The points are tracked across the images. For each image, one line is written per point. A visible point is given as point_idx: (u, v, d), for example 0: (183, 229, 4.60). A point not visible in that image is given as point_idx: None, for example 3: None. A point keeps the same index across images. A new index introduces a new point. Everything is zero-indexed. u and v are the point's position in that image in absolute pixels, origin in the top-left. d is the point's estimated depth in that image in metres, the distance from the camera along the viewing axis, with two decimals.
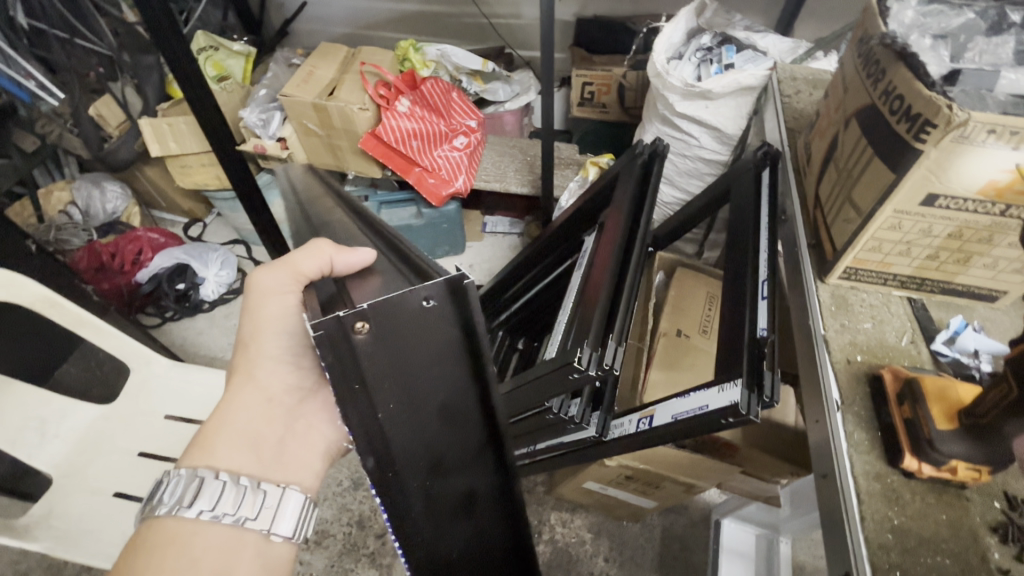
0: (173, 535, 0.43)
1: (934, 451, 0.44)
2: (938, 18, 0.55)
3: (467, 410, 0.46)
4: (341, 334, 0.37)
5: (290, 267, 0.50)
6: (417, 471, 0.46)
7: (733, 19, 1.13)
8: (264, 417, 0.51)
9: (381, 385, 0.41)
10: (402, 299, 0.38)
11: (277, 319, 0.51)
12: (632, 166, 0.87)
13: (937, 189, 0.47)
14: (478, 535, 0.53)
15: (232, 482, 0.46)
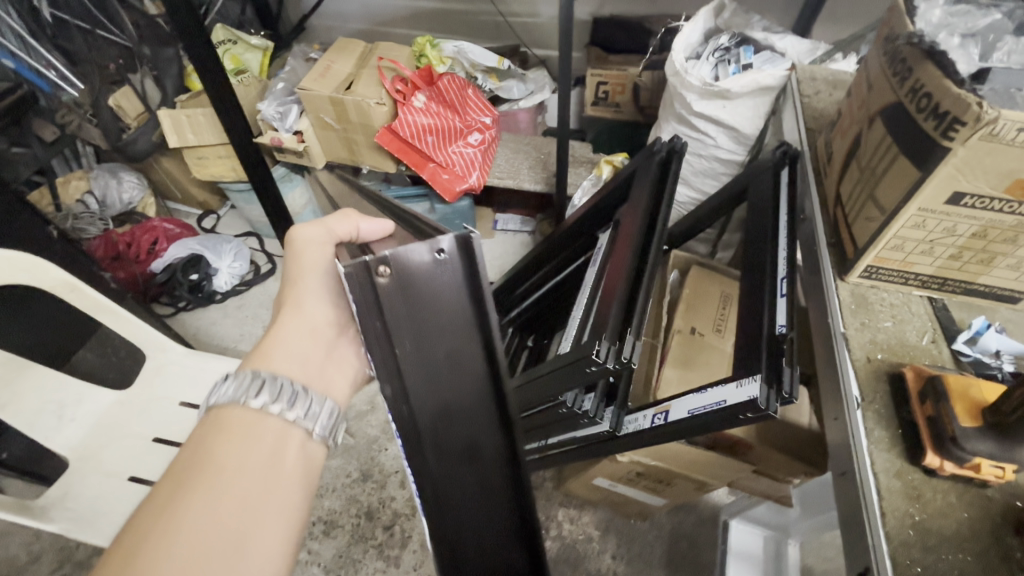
0: (234, 424, 0.44)
1: (957, 448, 0.44)
2: (965, 18, 0.55)
3: (477, 368, 0.47)
4: (365, 277, 0.41)
5: (325, 225, 0.53)
6: (430, 426, 0.47)
7: (752, 19, 1.12)
8: (308, 343, 0.51)
9: (399, 328, 0.43)
10: (419, 248, 0.42)
11: (318, 266, 0.51)
12: (648, 164, 0.86)
13: (964, 187, 0.47)
14: (492, 515, 0.50)
15: (287, 386, 0.46)
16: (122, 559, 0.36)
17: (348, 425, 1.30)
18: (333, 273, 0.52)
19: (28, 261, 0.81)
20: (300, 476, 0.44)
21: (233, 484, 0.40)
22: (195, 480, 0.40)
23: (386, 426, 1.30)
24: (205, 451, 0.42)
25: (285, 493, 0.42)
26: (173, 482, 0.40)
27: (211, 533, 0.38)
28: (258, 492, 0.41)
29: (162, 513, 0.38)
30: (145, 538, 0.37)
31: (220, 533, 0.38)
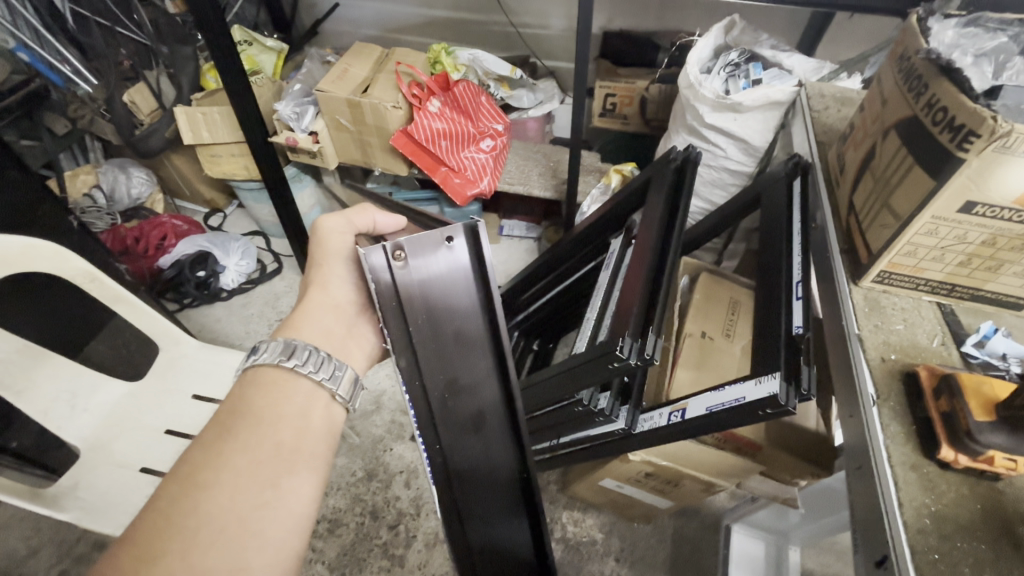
0: (270, 381, 0.50)
1: (971, 441, 0.46)
2: (974, 40, 0.59)
3: (479, 337, 0.56)
4: (385, 259, 0.50)
5: (346, 216, 0.59)
6: (437, 388, 0.55)
7: (760, 38, 1.14)
8: (332, 319, 0.57)
9: (413, 305, 0.52)
10: (430, 237, 0.52)
11: (340, 252, 0.58)
12: (665, 170, 0.89)
13: (976, 196, 0.50)
14: (491, 460, 0.60)
15: (316, 352, 0.52)
16: (176, 490, 0.42)
17: (354, 424, 1.30)
18: (354, 258, 0.59)
19: (51, 249, 0.81)
20: (325, 432, 0.50)
21: (270, 433, 0.46)
22: (239, 427, 0.46)
23: (392, 427, 1.30)
24: (248, 402, 0.48)
25: (314, 446, 0.48)
26: (220, 428, 0.46)
27: (252, 472, 0.44)
28: (291, 441, 0.47)
29: (210, 453, 0.44)
30: (198, 472, 0.43)
31: (260, 473, 0.44)
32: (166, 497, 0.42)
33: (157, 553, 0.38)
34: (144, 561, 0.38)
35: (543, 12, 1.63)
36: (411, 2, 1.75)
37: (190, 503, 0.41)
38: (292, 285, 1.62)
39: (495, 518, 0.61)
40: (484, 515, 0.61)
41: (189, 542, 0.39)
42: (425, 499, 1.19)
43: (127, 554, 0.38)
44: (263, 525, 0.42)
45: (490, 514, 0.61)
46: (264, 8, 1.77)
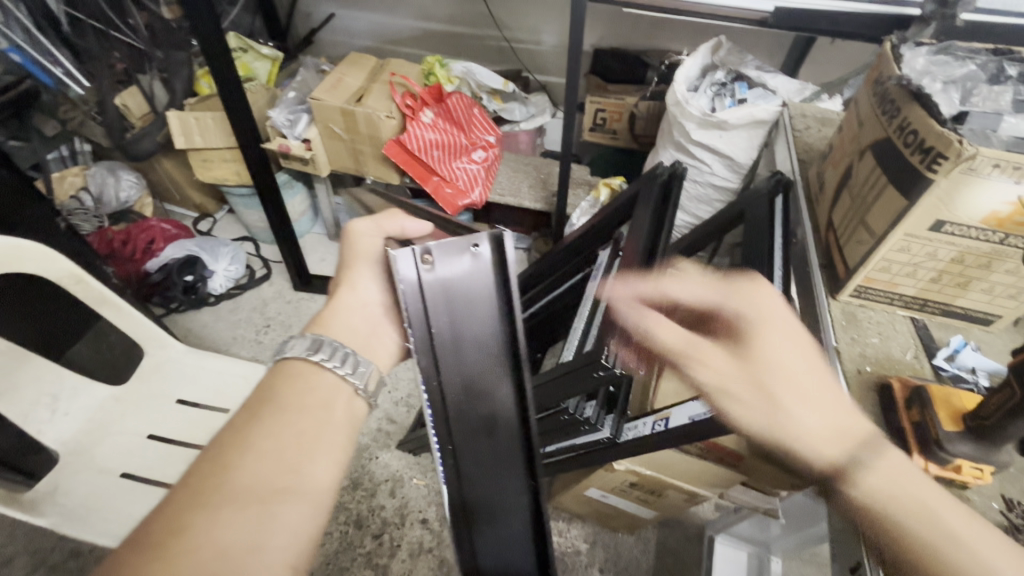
0: (296, 372, 0.50)
1: (940, 450, 0.48)
2: (944, 67, 0.62)
3: (498, 342, 0.56)
4: (413, 263, 0.54)
5: (376, 221, 0.60)
6: (454, 389, 0.56)
7: (746, 59, 1.17)
8: (358, 320, 0.57)
9: (435, 306, 0.54)
10: (457, 242, 0.54)
11: (369, 254, 0.59)
12: (653, 184, 0.91)
13: (945, 216, 0.52)
14: (502, 471, 0.58)
15: (339, 347, 0.51)
16: (202, 469, 0.41)
17: None
18: (383, 262, 0.59)
19: (38, 250, 0.80)
20: (346, 425, 0.48)
21: (294, 419, 0.45)
22: (266, 412, 0.45)
23: (378, 435, 1.30)
24: (273, 392, 0.47)
25: (336, 436, 0.46)
26: (247, 413, 0.45)
27: (275, 454, 0.43)
28: (314, 429, 0.45)
29: (237, 435, 0.43)
30: (225, 452, 0.42)
31: (283, 457, 0.43)
32: (192, 475, 0.41)
33: (181, 528, 0.37)
34: (168, 535, 0.37)
35: (535, 28, 1.67)
36: (406, 14, 1.77)
37: (209, 492, 0.40)
38: (280, 292, 1.62)
39: (503, 533, 0.59)
40: (490, 532, 0.58)
41: (212, 518, 0.38)
42: (409, 508, 1.18)
43: (153, 529, 0.37)
44: (283, 510, 0.40)
45: (498, 531, 0.58)
46: (260, 15, 1.79)
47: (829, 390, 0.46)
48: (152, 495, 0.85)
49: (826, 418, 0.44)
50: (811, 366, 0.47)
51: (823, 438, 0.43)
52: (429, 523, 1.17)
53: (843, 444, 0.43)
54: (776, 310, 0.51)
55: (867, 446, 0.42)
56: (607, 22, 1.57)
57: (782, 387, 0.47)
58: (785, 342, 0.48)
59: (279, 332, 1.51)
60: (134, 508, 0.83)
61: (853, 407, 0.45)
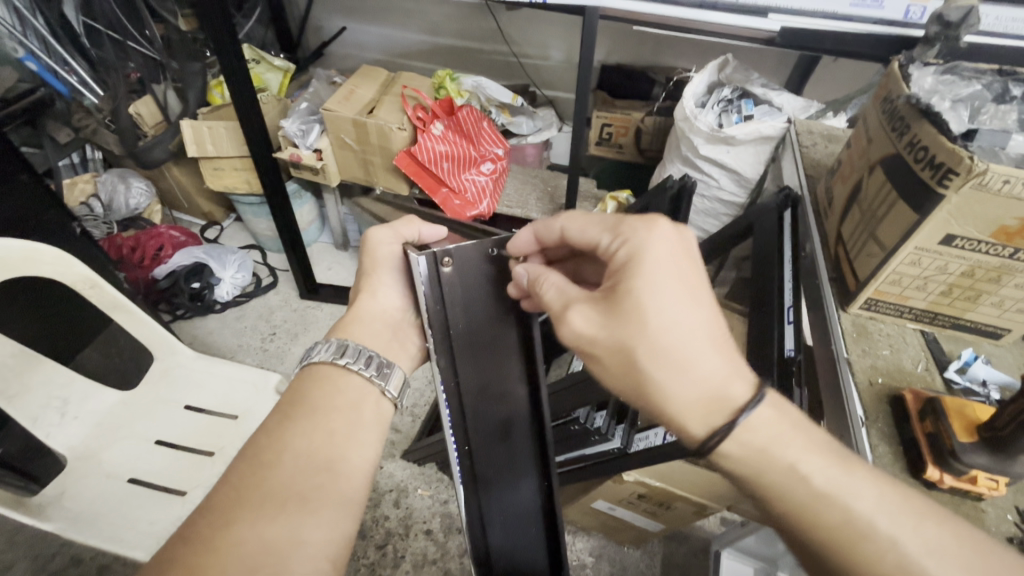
0: (323, 376, 0.52)
1: (956, 461, 0.48)
2: (950, 87, 0.64)
3: (512, 345, 0.58)
4: (432, 264, 0.53)
5: (393, 228, 0.61)
6: (470, 391, 0.56)
7: (752, 76, 1.19)
8: (379, 324, 0.59)
9: (454, 309, 0.55)
10: (476, 246, 0.55)
11: (389, 260, 0.60)
12: (661, 197, 0.95)
13: (955, 230, 0.54)
14: (516, 472, 0.60)
15: (364, 352, 0.54)
16: (243, 467, 0.44)
17: None
18: (402, 267, 0.61)
19: (53, 253, 0.81)
20: (375, 425, 0.51)
21: (325, 422, 0.48)
22: (299, 415, 0.48)
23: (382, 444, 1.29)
24: (305, 394, 0.51)
25: (368, 435, 0.50)
26: (281, 416, 0.48)
27: (310, 453, 0.46)
28: (344, 430, 0.49)
29: (273, 436, 0.46)
30: (267, 449, 0.45)
31: (317, 456, 0.46)
32: (234, 472, 0.44)
33: (228, 521, 0.40)
34: (217, 529, 0.40)
35: (543, 44, 1.70)
36: (416, 29, 1.81)
37: (250, 491, 0.42)
38: (286, 300, 1.62)
39: (516, 530, 0.61)
40: (504, 531, 0.60)
41: (256, 515, 0.41)
42: (413, 519, 1.18)
43: (201, 523, 0.40)
44: (320, 506, 0.43)
45: (512, 529, 0.60)
46: (272, 28, 1.82)
47: (716, 355, 0.43)
48: (159, 501, 0.84)
49: (701, 386, 0.42)
50: (700, 327, 0.43)
51: (690, 404, 0.42)
52: (433, 534, 1.16)
53: (712, 414, 0.42)
54: (665, 263, 0.45)
55: (734, 419, 0.41)
56: (614, 40, 1.60)
57: (653, 348, 0.42)
58: (676, 303, 0.43)
59: (285, 340, 1.51)
60: (141, 514, 0.82)
61: (736, 369, 0.43)
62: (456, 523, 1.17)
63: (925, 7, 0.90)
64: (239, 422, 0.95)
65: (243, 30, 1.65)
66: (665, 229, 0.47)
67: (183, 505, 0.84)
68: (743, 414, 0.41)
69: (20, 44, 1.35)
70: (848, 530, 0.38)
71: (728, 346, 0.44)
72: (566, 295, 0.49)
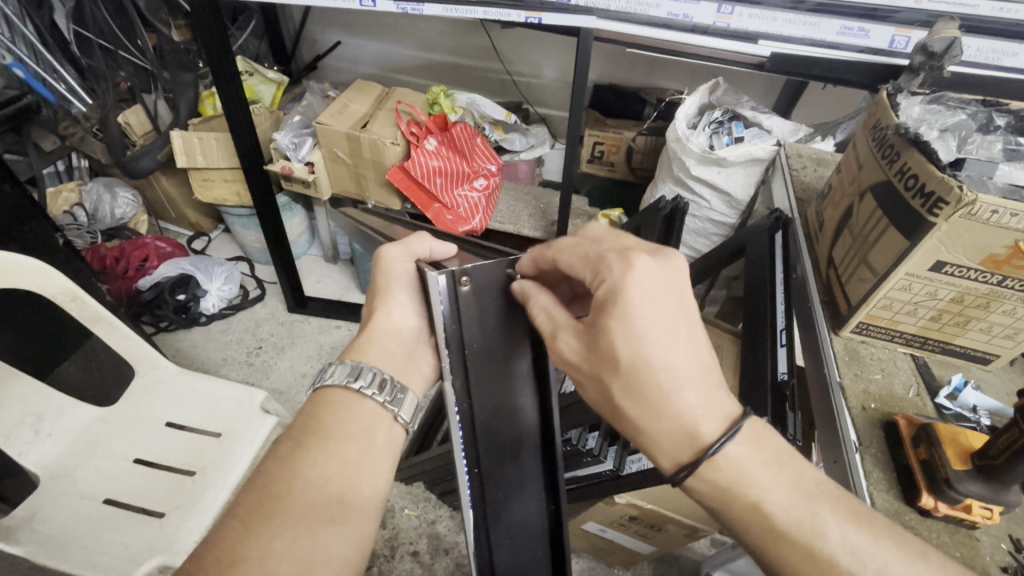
0: (335, 401, 0.50)
1: (951, 489, 0.48)
2: (937, 116, 0.66)
3: (527, 366, 0.56)
4: (449, 283, 0.51)
5: (406, 245, 0.61)
6: (483, 412, 0.54)
7: (741, 99, 1.21)
8: (393, 344, 0.57)
9: (470, 327, 0.52)
10: (492, 267, 0.52)
11: (403, 279, 0.59)
12: (654, 218, 0.95)
13: (946, 257, 0.54)
14: (525, 493, 0.57)
15: (382, 378, 0.52)
16: (254, 501, 0.43)
17: None
18: (418, 286, 0.59)
19: (35, 265, 0.79)
20: (387, 454, 0.49)
21: (337, 451, 0.47)
22: (312, 443, 0.47)
23: None
24: (317, 419, 0.49)
25: (379, 464, 0.48)
26: (293, 444, 0.47)
27: (324, 483, 0.45)
28: (357, 459, 0.47)
29: (285, 466, 0.45)
30: (276, 481, 0.44)
31: (328, 488, 0.45)
32: (241, 507, 0.43)
33: (234, 563, 0.40)
34: (224, 565, 0.40)
35: (537, 63, 1.72)
36: (412, 44, 1.81)
37: (257, 530, 0.41)
38: (274, 313, 1.59)
39: (526, 553, 0.57)
40: (512, 553, 0.57)
41: (270, 542, 0.41)
42: (400, 540, 1.15)
43: (211, 557, 0.40)
44: (330, 539, 0.42)
45: (518, 552, 0.57)
46: (266, 41, 1.82)
47: (696, 392, 0.42)
48: (137, 522, 0.81)
49: (673, 420, 0.42)
50: (684, 366, 0.42)
51: (661, 435, 0.42)
52: (420, 556, 1.13)
53: (680, 448, 0.42)
54: (649, 299, 0.42)
55: (699, 457, 0.41)
56: (607, 61, 1.63)
57: (628, 386, 0.42)
58: (656, 342, 0.42)
59: (271, 354, 1.48)
60: (116, 538, 0.79)
61: (716, 406, 0.42)
62: (443, 545, 1.15)
63: (909, 38, 0.90)
64: (222, 441, 0.92)
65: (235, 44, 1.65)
66: (647, 265, 0.44)
67: (160, 528, 0.81)
68: (711, 451, 0.40)
69: (8, 51, 1.34)
70: (828, 555, 0.38)
71: (711, 382, 0.43)
72: (553, 318, 0.48)
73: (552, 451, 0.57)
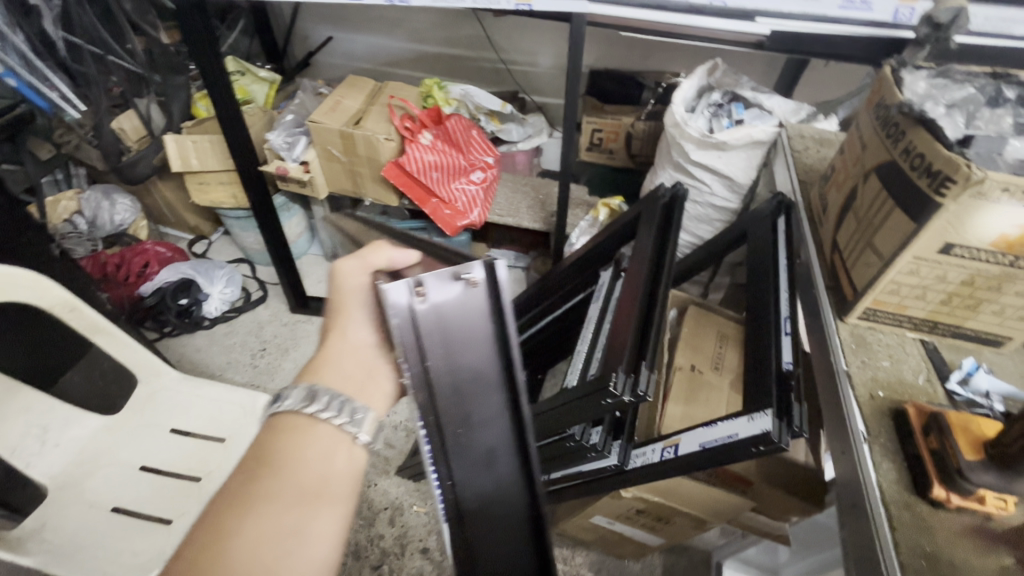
0: (289, 427, 0.47)
1: (963, 480, 0.47)
2: (943, 90, 0.64)
3: (494, 373, 0.53)
4: (406, 294, 0.49)
5: (360, 256, 0.54)
6: (451, 424, 0.52)
7: (741, 79, 1.17)
8: (352, 363, 0.53)
9: (431, 339, 0.50)
10: (446, 274, 0.50)
11: (359, 294, 0.54)
12: (654, 207, 0.92)
13: (954, 239, 0.52)
14: (505, 503, 0.55)
15: (342, 403, 0.48)
16: (198, 544, 0.39)
17: None
18: (373, 300, 0.54)
19: (30, 277, 0.78)
20: (350, 479, 0.46)
21: (291, 484, 0.43)
22: (262, 476, 0.43)
23: (376, 461, 1.26)
24: (268, 451, 0.45)
25: (339, 492, 0.45)
26: (242, 478, 0.43)
27: (276, 517, 0.41)
28: (313, 490, 0.43)
29: (233, 505, 0.41)
30: (223, 521, 0.40)
31: (281, 523, 0.41)
32: (186, 552, 0.39)
33: None
34: None
35: (532, 50, 1.69)
36: (403, 36, 1.78)
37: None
38: (277, 314, 1.59)
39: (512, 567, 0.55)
40: (499, 565, 0.55)
41: None
42: (409, 537, 1.15)
43: None
44: None
45: (504, 566, 0.55)
46: (257, 39, 1.81)
47: None
48: (144, 531, 0.82)
49: None
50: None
51: None
52: (430, 553, 1.13)
53: None
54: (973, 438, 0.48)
55: None
56: (603, 46, 1.59)
57: None
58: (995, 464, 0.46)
59: (276, 355, 1.48)
60: (124, 546, 0.80)
61: None
62: None
63: (914, 8, 0.87)
64: (226, 446, 0.92)
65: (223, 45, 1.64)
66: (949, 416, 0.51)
67: (168, 535, 0.82)
68: None
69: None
70: None
71: None
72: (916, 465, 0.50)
73: (529, 460, 0.55)
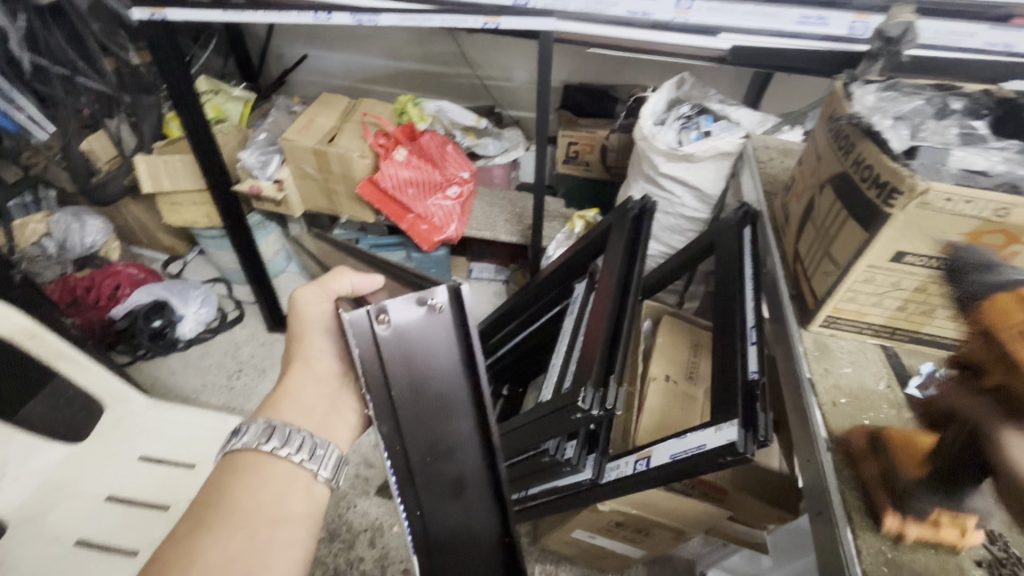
0: (246, 464, 0.49)
1: (911, 502, 0.47)
2: (893, 102, 0.65)
3: (462, 398, 0.53)
4: (368, 321, 0.50)
5: (323, 284, 0.59)
6: (418, 451, 0.52)
7: (709, 92, 1.20)
8: (313, 395, 0.56)
9: (394, 365, 0.50)
10: (410, 300, 0.51)
11: (319, 323, 0.58)
12: (623, 223, 0.90)
13: (904, 247, 0.53)
14: (475, 531, 0.55)
15: (304, 439, 0.51)
16: None
17: None
18: (331, 328, 0.58)
19: None
20: (306, 519, 0.48)
21: (246, 523, 0.45)
22: (212, 521, 0.44)
23: (356, 481, 1.24)
24: (222, 491, 0.47)
25: (293, 533, 0.46)
26: (193, 522, 0.44)
27: (225, 563, 0.42)
28: (266, 533, 0.45)
29: (182, 550, 0.43)
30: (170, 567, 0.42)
31: (231, 567, 0.42)
32: None
33: None
34: None
35: (506, 66, 1.71)
36: (378, 53, 1.80)
37: None
38: (254, 333, 1.57)
39: None
40: None
41: None
42: (390, 558, 1.13)
43: None
44: None
45: None
46: (232, 58, 1.80)
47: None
48: (110, 565, 0.79)
49: None
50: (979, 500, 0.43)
51: None
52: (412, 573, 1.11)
53: None
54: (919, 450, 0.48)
55: None
56: (576, 61, 1.62)
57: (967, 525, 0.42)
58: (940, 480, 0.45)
59: (252, 376, 1.46)
60: None
61: None
62: None
63: (868, 23, 0.89)
64: (196, 472, 0.90)
65: (196, 64, 1.63)
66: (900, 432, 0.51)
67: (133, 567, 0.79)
68: None
69: None
70: None
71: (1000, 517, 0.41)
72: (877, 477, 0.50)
73: (499, 486, 0.54)
